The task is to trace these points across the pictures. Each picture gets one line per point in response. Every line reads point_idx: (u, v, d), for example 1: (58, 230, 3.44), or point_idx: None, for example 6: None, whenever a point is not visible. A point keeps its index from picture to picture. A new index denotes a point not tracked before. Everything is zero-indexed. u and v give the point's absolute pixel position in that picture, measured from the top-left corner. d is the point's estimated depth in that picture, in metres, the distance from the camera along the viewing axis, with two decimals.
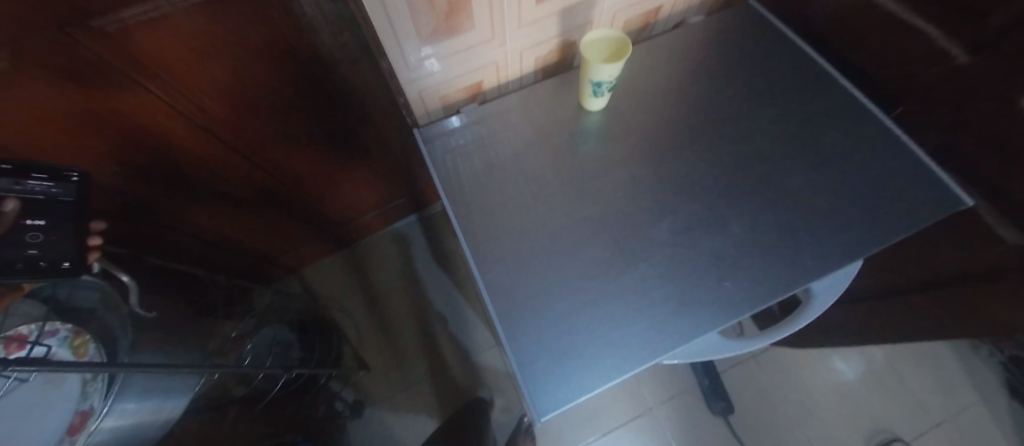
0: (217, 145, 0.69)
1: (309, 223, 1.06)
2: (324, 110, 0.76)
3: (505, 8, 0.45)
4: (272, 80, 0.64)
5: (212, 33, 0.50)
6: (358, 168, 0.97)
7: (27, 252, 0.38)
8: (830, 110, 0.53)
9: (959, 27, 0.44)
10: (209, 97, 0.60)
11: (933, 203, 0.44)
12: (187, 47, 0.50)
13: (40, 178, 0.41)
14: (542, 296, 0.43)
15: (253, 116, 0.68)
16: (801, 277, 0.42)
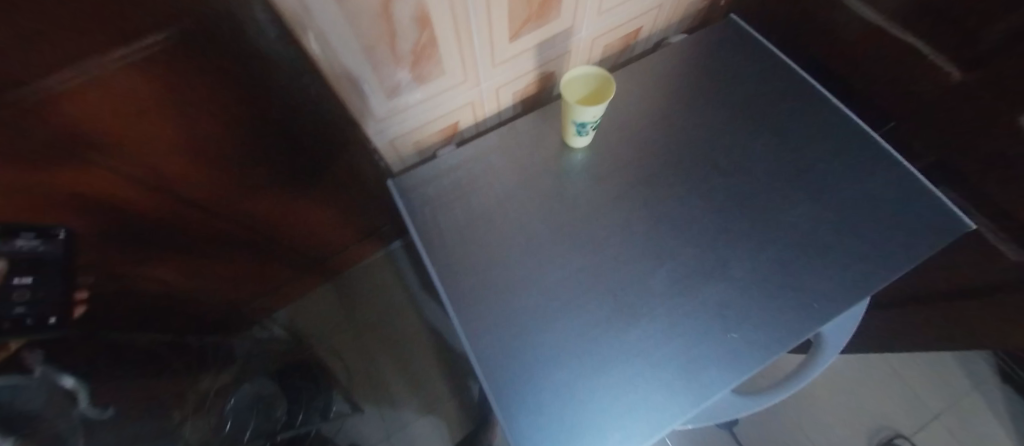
0: (177, 200, 0.63)
1: (288, 263, 1.00)
2: (291, 150, 0.71)
3: (476, 50, 0.42)
4: (229, 127, 0.58)
5: (158, 88, 0.44)
6: (334, 200, 0.91)
7: (15, 311, 0.34)
8: (822, 132, 0.51)
9: (952, 42, 0.42)
10: (161, 153, 0.54)
11: (935, 230, 0.43)
12: (131, 106, 0.44)
13: (28, 237, 0.38)
14: (539, 364, 0.40)
15: (214, 167, 0.63)
16: (810, 322, 0.40)
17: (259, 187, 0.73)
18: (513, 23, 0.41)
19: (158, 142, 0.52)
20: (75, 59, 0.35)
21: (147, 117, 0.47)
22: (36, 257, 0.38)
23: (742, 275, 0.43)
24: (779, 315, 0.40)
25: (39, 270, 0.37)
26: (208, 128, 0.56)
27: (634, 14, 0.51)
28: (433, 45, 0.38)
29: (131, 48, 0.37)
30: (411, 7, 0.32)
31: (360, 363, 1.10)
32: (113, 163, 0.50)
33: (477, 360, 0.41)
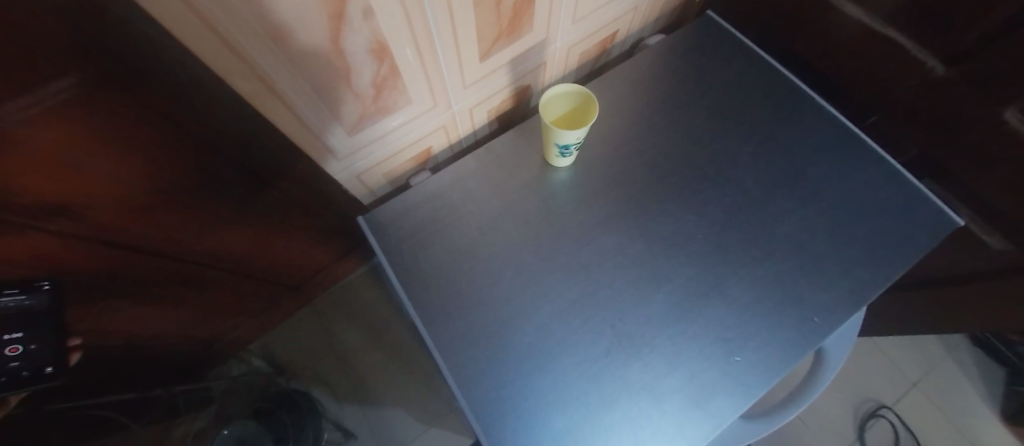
0: (133, 253, 0.55)
1: (270, 301, 0.93)
2: (253, 181, 0.64)
3: (444, 74, 0.39)
4: (180, 163, 0.51)
5: (86, 134, 0.37)
6: (303, 222, 0.82)
7: (11, 365, 0.41)
8: (807, 136, 0.50)
9: (931, 37, 0.41)
10: (105, 206, 0.46)
11: (925, 234, 0.44)
12: (62, 162, 0.37)
13: (15, 294, 0.42)
14: (548, 411, 0.39)
15: (172, 212, 0.55)
16: (813, 337, 0.41)
17: (226, 227, 0.67)
18: (482, 42, 0.38)
19: (105, 198, 0.45)
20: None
21: (83, 171, 0.40)
22: (19, 313, 0.42)
23: (739, 291, 0.43)
24: (781, 331, 0.41)
25: (25, 326, 0.42)
26: (159, 174, 0.49)
27: (607, 19, 0.49)
28: (395, 76, 0.35)
29: (39, 98, 0.31)
30: (366, 39, 0.29)
31: (352, 389, 1.01)
32: (58, 230, 0.43)
33: (471, 410, 0.39)
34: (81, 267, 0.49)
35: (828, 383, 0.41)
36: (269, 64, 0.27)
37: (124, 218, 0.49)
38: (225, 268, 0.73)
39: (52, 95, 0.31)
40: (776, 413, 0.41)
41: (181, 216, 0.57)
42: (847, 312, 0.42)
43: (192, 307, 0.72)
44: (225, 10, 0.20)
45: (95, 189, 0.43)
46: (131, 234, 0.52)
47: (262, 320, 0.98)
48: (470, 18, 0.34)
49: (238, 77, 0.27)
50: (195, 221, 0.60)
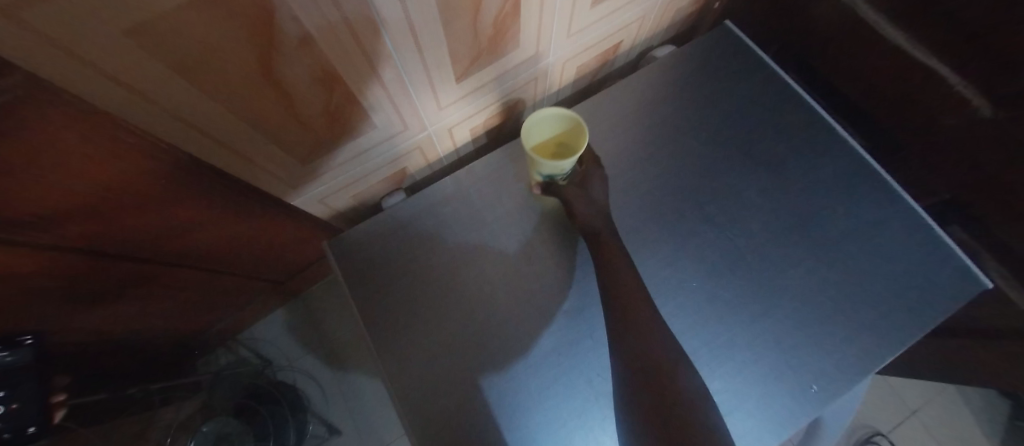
0: (100, 264, 0.50)
1: (260, 296, 0.92)
2: (258, 205, 0.62)
3: (412, 96, 0.35)
4: (159, 185, 0.46)
5: (56, 166, 0.35)
6: (303, 232, 0.79)
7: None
8: (826, 172, 0.45)
9: (980, 73, 0.35)
10: (59, 222, 0.42)
11: (948, 298, 0.40)
12: (29, 189, 0.35)
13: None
14: None
15: (144, 226, 0.51)
16: (811, 408, 0.38)
17: (219, 241, 0.65)
18: (458, 63, 0.34)
19: (82, 216, 0.43)
20: None
21: (60, 193, 0.38)
22: None
23: (731, 350, 0.39)
24: (774, 400, 0.38)
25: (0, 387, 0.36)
26: (150, 198, 0.47)
27: (608, 30, 0.44)
28: (352, 102, 0.32)
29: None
30: (307, 67, 0.26)
31: (340, 384, 1.02)
32: (39, 245, 0.42)
33: None
34: (34, 284, 0.45)
35: None
36: (185, 101, 0.24)
37: (107, 233, 0.48)
38: (215, 274, 0.72)
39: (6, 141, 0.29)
40: None
41: (170, 232, 0.55)
42: (851, 382, 0.38)
43: (179, 308, 0.72)
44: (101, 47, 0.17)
45: (71, 208, 0.41)
46: (116, 246, 0.51)
47: (253, 315, 0.97)
48: (440, 37, 0.30)
49: (154, 118, 0.24)
50: (186, 236, 0.59)
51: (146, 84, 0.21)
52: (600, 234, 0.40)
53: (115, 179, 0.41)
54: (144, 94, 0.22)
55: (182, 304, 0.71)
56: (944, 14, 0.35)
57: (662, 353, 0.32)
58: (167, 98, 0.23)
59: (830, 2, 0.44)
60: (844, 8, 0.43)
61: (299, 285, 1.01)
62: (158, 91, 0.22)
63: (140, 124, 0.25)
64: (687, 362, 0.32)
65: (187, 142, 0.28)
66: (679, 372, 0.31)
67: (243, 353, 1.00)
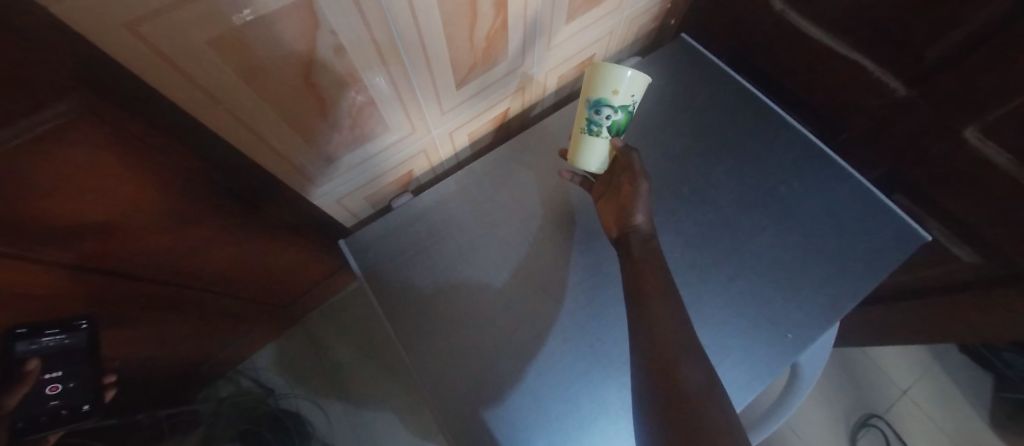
0: (117, 286, 0.50)
1: (268, 322, 0.91)
2: (274, 224, 0.63)
3: (419, 102, 0.41)
4: (187, 203, 0.48)
5: (109, 184, 0.38)
6: (312, 253, 0.80)
7: (48, 406, 0.44)
8: (781, 152, 0.51)
9: (889, 59, 0.43)
10: (82, 240, 0.42)
11: (895, 252, 0.45)
12: (78, 202, 0.37)
13: (51, 335, 0.44)
14: (534, 422, 0.42)
15: (160, 247, 0.51)
16: (790, 353, 0.42)
17: (237, 264, 0.65)
18: (459, 71, 0.40)
19: (114, 234, 0.44)
20: None
21: (103, 208, 0.40)
22: (64, 349, 0.45)
23: (717, 308, 0.44)
24: (757, 350, 0.42)
25: (64, 366, 0.45)
26: (180, 214, 0.49)
27: (583, 43, 0.52)
28: (370, 106, 0.38)
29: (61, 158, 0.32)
30: (338, 72, 0.32)
31: (346, 407, 0.98)
32: (70, 261, 0.43)
33: (445, 423, 0.42)
34: (53, 305, 0.45)
35: (803, 397, 0.43)
36: (239, 98, 0.29)
37: (140, 253, 0.49)
38: (229, 297, 0.71)
39: (75, 154, 0.33)
40: (764, 423, 0.44)
41: (193, 254, 0.56)
42: (820, 328, 0.43)
43: (189, 333, 0.71)
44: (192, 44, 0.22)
45: (108, 227, 0.42)
46: (143, 266, 0.51)
47: (257, 343, 0.95)
48: (443, 49, 0.36)
49: (211, 114, 0.29)
50: (207, 257, 0.59)
51: (213, 82, 0.26)
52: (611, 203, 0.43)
53: (139, 194, 0.42)
54: (210, 91, 0.27)
55: (192, 328, 0.71)
56: (852, 15, 0.43)
57: (649, 304, 0.36)
58: (227, 95, 0.28)
59: (763, 13, 0.53)
60: (775, 17, 0.52)
61: (305, 309, 1.00)
62: (221, 88, 0.27)
63: (199, 120, 0.30)
64: (675, 311, 0.36)
65: (233, 136, 0.32)
66: (665, 317, 0.35)
67: (245, 383, 0.95)
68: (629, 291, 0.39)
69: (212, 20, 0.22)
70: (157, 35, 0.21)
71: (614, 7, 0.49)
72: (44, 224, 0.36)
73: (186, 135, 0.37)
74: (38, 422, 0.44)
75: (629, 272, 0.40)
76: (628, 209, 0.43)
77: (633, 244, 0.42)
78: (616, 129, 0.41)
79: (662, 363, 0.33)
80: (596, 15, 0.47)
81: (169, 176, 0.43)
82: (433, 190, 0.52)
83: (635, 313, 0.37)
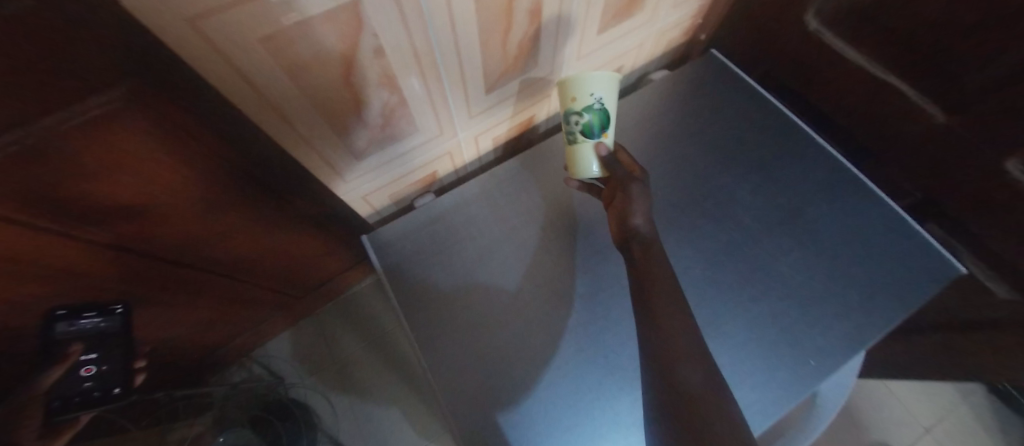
0: (148, 267, 0.52)
1: (284, 311, 0.93)
2: (298, 217, 0.65)
3: (449, 105, 0.42)
4: (221, 192, 0.50)
5: (151, 169, 0.40)
6: (332, 248, 0.82)
7: (82, 386, 0.46)
8: (810, 173, 0.50)
9: (927, 84, 0.42)
10: (120, 222, 0.43)
11: (926, 282, 0.43)
12: (122, 185, 0.39)
13: (90, 317, 0.48)
14: (542, 431, 0.41)
15: (190, 232, 0.52)
16: (811, 381, 0.40)
17: (260, 253, 0.67)
18: (489, 77, 0.41)
19: (151, 218, 0.46)
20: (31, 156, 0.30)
21: (145, 192, 0.42)
22: (98, 333, 0.48)
23: (734, 328, 0.43)
24: (775, 374, 0.41)
25: (100, 348, 0.47)
26: (212, 202, 0.50)
27: (612, 55, 0.52)
28: (403, 106, 0.39)
29: (111, 142, 0.34)
30: (376, 73, 0.33)
31: (350, 401, 0.98)
32: (108, 241, 0.45)
33: (454, 424, 0.42)
34: (88, 282, 0.47)
35: (818, 430, 0.43)
36: (282, 93, 0.30)
37: (173, 237, 0.51)
38: (249, 284, 0.73)
39: (124, 139, 0.35)
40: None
41: (221, 241, 0.58)
42: (846, 355, 0.41)
43: (209, 317, 0.73)
44: (241, 39, 0.24)
45: (146, 210, 0.44)
46: (175, 249, 0.54)
47: (272, 331, 0.97)
48: (477, 54, 0.37)
49: (256, 107, 0.30)
50: (234, 245, 0.61)
51: (260, 77, 0.28)
52: (632, 216, 0.43)
53: (177, 181, 0.44)
54: (256, 85, 0.28)
55: (213, 312, 0.73)
56: (891, 37, 0.42)
57: (657, 318, 0.36)
58: (271, 90, 0.29)
59: (797, 32, 0.53)
60: (810, 37, 0.51)
61: (319, 302, 1.02)
62: (267, 82, 0.28)
63: (245, 113, 0.31)
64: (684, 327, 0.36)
65: (272, 128, 0.34)
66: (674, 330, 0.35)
67: (256, 370, 0.97)
68: (637, 302, 0.39)
69: (264, 18, 0.23)
70: (214, 30, 0.22)
71: (645, 20, 0.49)
72: (88, 203, 0.38)
73: (223, 125, 0.38)
74: (73, 401, 0.45)
75: (637, 283, 0.40)
76: (623, 214, 0.44)
77: (639, 256, 0.41)
78: (592, 132, 0.43)
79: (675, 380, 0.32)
80: (627, 27, 0.48)
81: (207, 166, 0.45)
82: (455, 192, 0.53)
83: (644, 325, 0.36)
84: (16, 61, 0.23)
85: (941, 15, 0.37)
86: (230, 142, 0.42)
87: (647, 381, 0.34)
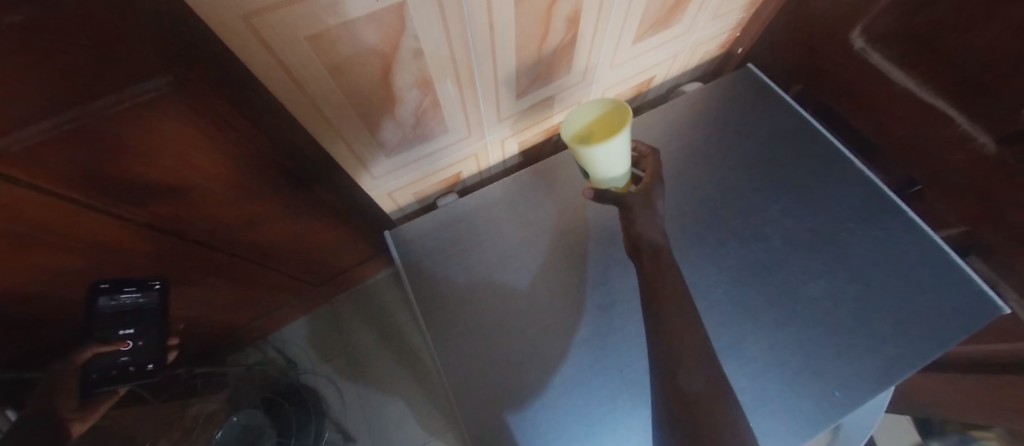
0: (180, 248, 0.54)
1: (301, 298, 0.96)
2: (324, 208, 0.67)
3: (480, 108, 0.43)
4: (252, 179, 0.51)
5: (191, 155, 0.41)
6: (352, 240, 0.83)
7: (118, 361, 0.47)
8: (846, 197, 0.48)
9: (980, 111, 0.39)
10: (157, 203, 0.45)
11: (965, 318, 0.41)
12: (163, 168, 0.41)
13: (129, 292, 0.48)
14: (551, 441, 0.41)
15: (221, 216, 0.54)
16: (834, 415, 0.39)
17: (285, 240, 0.69)
18: (522, 82, 0.41)
19: (187, 202, 0.48)
20: (83, 135, 0.31)
21: (183, 175, 0.43)
22: (135, 308, 0.49)
23: (754, 351, 0.42)
24: (796, 403, 0.40)
25: (136, 323, 0.48)
26: (242, 188, 0.52)
27: (645, 65, 0.52)
28: (435, 107, 0.39)
29: (157, 127, 0.35)
30: (412, 74, 0.33)
31: (359, 391, 1.00)
32: (145, 221, 0.47)
33: (463, 425, 0.42)
34: (123, 258, 0.50)
35: None
36: (323, 89, 0.31)
37: (205, 220, 0.53)
38: (272, 270, 0.75)
39: (167, 125, 0.36)
40: None
41: (249, 227, 0.60)
42: (874, 390, 0.39)
43: (232, 299, 0.75)
44: (286, 35, 0.24)
45: (183, 194, 0.46)
46: (206, 232, 0.55)
47: (289, 316, 1.00)
48: (512, 60, 0.37)
49: (297, 101, 0.31)
50: (261, 231, 0.63)
51: (303, 73, 0.28)
52: (655, 229, 0.42)
53: (213, 167, 0.45)
54: (299, 81, 0.29)
55: (235, 295, 0.75)
56: (940, 61, 0.41)
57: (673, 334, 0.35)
58: (313, 86, 0.30)
59: (840, 50, 0.51)
60: (854, 55, 0.49)
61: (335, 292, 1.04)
62: (309, 79, 0.29)
63: (287, 107, 0.32)
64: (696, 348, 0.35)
65: (309, 122, 0.35)
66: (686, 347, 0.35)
67: (271, 353, 1.00)
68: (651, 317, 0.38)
69: (312, 19, 0.24)
70: (265, 27, 0.23)
71: (681, 31, 0.48)
72: (130, 184, 0.40)
73: (261, 117, 0.39)
74: (111, 374, 0.47)
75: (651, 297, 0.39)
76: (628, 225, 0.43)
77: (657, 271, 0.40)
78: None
79: (686, 401, 0.31)
80: (663, 38, 0.47)
81: (243, 155, 0.46)
82: (479, 193, 0.53)
83: (654, 341, 0.36)
84: (73, 45, 0.24)
85: (998, 41, 0.35)
86: (266, 132, 0.43)
87: (657, 401, 0.34)
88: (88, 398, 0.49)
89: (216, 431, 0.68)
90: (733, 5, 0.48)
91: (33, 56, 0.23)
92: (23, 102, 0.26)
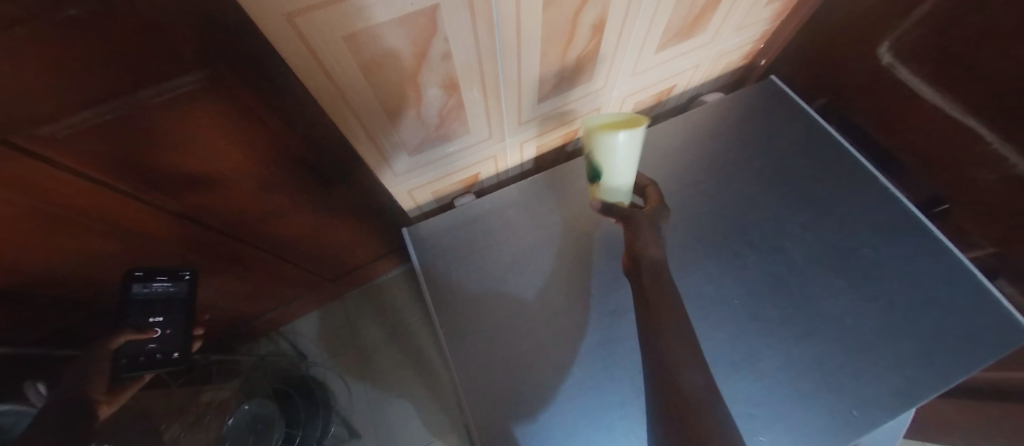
0: (207, 237, 0.56)
1: (315, 291, 0.97)
2: (344, 204, 0.68)
3: (503, 111, 0.43)
4: (279, 174, 0.53)
5: (224, 148, 0.43)
6: (368, 237, 0.85)
7: (147, 347, 0.49)
8: (871, 213, 0.47)
9: (1011, 131, 0.38)
10: (190, 192, 0.47)
11: (994, 343, 0.39)
12: (197, 160, 0.43)
13: (161, 281, 0.50)
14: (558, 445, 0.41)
15: (246, 208, 0.56)
16: (851, 434, 0.38)
17: (304, 234, 0.71)
18: (544, 87, 0.42)
19: (215, 193, 0.50)
20: (128, 123, 0.33)
21: (215, 167, 0.45)
22: (166, 297, 0.50)
23: (766, 365, 0.41)
24: (810, 420, 0.39)
25: (166, 312, 0.50)
26: (268, 182, 0.53)
27: (667, 73, 0.52)
28: (459, 109, 0.40)
29: (197, 120, 0.37)
30: (440, 75, 0.34)
31: (365, 386, 1.01)
32: (176, 209, 0.49)
33: (469, 424, 0.42)
34: (154, 244, 0.52)
35: None
36: (355, 89, 0.32)
37: (233, 211, 0.55)
38: (289, 263, 0.77)
39: (207, 118, 0.38)
40: None
41: (272, 219, 0.62)
42: (892, 411, 0.38)
43: (250, 288, 0.77)
44: (325, 37, 0.25)
45: (213, 185, 0.48)
46: (231, 223, 0.57)
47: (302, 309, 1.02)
48: (536, 65, 0.38)
49: (329, 100, 0.33)
50: (281, 225, 0.65)
51: (338, 72, 0.30)
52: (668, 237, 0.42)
53: (243, 160, 0.47)
54: (333, 80, 0.30)
55: (253, 284, 0.77)
56: (969, 79, 0.40)
57: (682, 341, 0.35)
58: (346, 85, 0.31)
59: (867, 64, 0.50)
60: (880, 70, 0.49)
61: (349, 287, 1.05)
62: (343, 78, 0.30)
63: (320, 105, 0.33)
64: (702, 358, 0.35)
65: (338, 120, 0.36)
66: (693, 355, 0.35)
67: (283, 345, 1.01)
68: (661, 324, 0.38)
69: (350, 20, 0.25)
70: (307, 27, 0.24)
71: (705, 42, 0.49)
72: (167, 173, 0.42)
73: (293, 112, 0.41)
74: (139, 360, 0.49)
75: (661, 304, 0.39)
76: (640, 237, 0.42)
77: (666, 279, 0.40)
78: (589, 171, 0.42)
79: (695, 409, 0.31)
80: (686, 48, 0.48)
81: (273, 150, 0.48)
82: (495, 195, 0.54)
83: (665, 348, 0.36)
84: (124, 40, 0.25)
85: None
86: (295, 128, 0.45)
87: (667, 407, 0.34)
88: (115, 382, 0.50)
89: (228, 417, 0.69)
90: (758, 16, 0.48)
91: (91, 47, 0.25)
92: (76, 90, 0.28)
